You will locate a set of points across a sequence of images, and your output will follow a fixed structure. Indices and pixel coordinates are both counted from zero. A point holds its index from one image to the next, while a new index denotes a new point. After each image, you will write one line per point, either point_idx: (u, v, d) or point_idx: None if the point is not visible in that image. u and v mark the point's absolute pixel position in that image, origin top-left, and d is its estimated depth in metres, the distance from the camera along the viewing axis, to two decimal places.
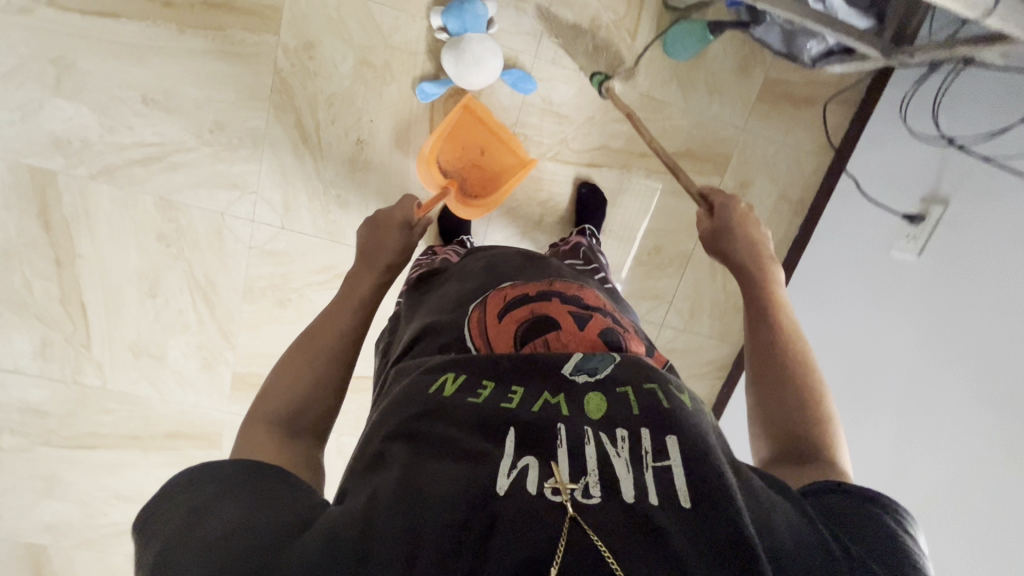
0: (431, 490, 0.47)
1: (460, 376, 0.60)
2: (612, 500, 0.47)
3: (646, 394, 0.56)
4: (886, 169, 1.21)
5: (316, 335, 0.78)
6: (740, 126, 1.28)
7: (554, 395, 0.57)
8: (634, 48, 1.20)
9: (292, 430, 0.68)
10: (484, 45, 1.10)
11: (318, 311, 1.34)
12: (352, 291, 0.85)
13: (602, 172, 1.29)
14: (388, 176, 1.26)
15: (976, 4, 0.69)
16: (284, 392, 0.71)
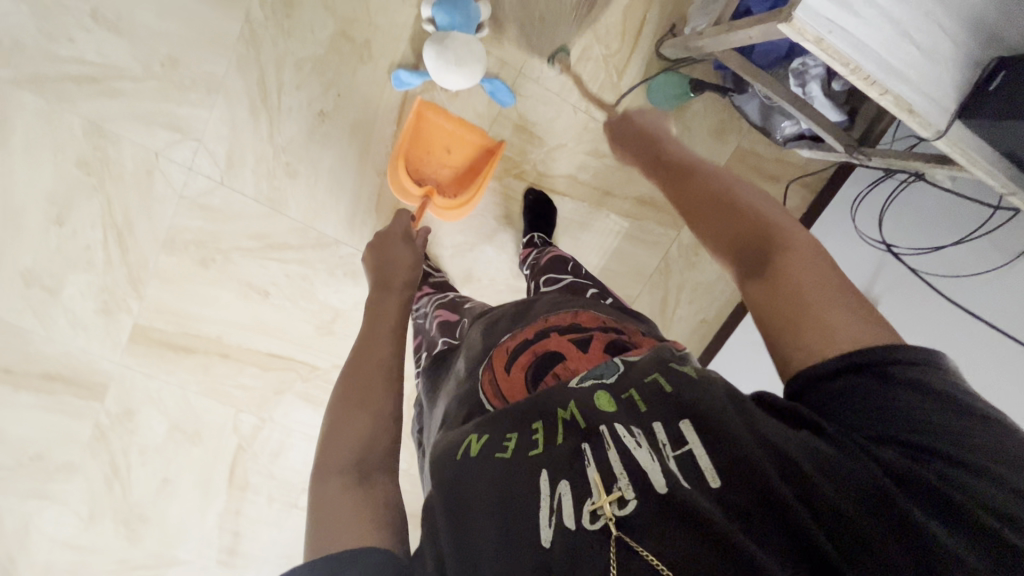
0: (491, 556, 0.53)
1: (483, 435, 0.62)
2: (646, 504, 0.52)
3: (653, 387, 0.61)
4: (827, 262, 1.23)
5: (361, 361, 0.78)
6: None
7: (570, 414, 0.61)
8: (618, 87, 1.20)
9: (366, 469, 0.66)
10: (468, 49, 1.07)
11: (242, 278, 1.26)
12: (381, 316, 0.87)
13: (564, 200, 1.28)
14: (346, 156, 1.20)
15: (930, 124, 0.67)
16: (349, 430, 0.69)
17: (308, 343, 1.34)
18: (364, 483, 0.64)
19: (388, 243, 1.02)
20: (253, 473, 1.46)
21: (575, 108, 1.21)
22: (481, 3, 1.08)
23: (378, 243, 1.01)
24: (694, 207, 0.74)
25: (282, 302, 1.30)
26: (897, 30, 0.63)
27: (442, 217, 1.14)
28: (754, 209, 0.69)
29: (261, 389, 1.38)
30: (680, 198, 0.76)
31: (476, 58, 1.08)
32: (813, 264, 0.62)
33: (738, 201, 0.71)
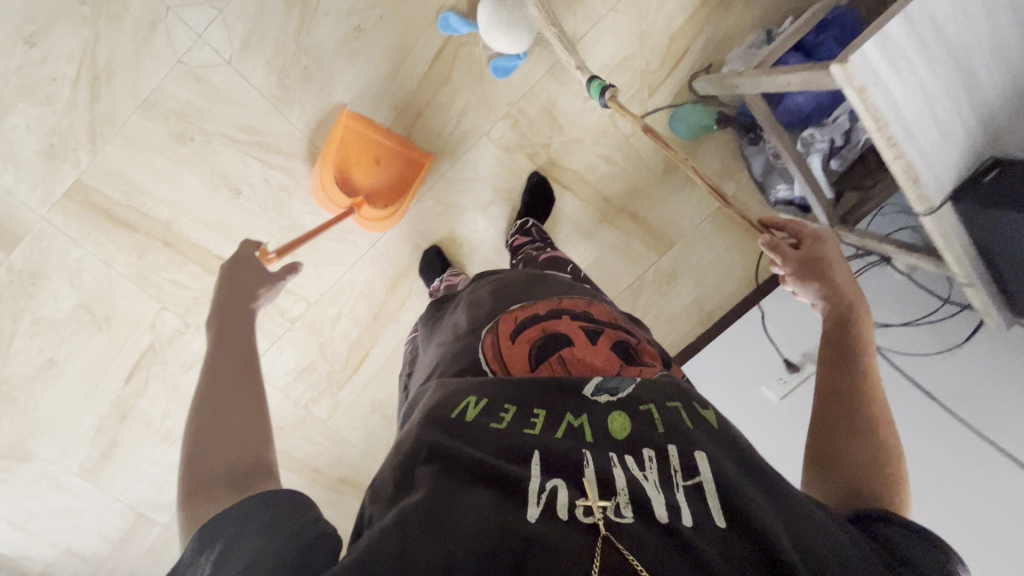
0: (460, 524, 0.49)
1: (482, 400, 0.63)
2: (642, 519, 0.51)
3: (669, 416, 0.61)
4: (792, 319, 1.32)
5: (224, 374, 0.69)
6: (694, 223, 1.37)
7: (577, 417, 0.61)
8: (646, 105, 1.25)
9: (241, 479, 0.59)
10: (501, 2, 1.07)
11: (216, 169, 1.17)
12: (239, 329, 0.75)
13: (565, 194, 1.30)
14: (366, 79, 1.15)
15: (924, 199, 0.75)
16: (215, 444, 0.61)
17: None
18: (238, 490, 0.58)
19: (246, 265, 0.82)
20: (154, 381, 1.31)
21: (601, 109, 1.24)
22: None
23: (230, 265, 0.82)
24: (831, 407, 0.69)
25: (251, 207, 1.21)
26: (930, 105, 0.69)
27: (370, 228, 1.20)
28: (872, 452, 0.64)
29: (197, 292, 1.26)
30: (824, 390, 0.72)
31: (523, 27, 1.09)
32: None
33: (867, 428, 0.66)
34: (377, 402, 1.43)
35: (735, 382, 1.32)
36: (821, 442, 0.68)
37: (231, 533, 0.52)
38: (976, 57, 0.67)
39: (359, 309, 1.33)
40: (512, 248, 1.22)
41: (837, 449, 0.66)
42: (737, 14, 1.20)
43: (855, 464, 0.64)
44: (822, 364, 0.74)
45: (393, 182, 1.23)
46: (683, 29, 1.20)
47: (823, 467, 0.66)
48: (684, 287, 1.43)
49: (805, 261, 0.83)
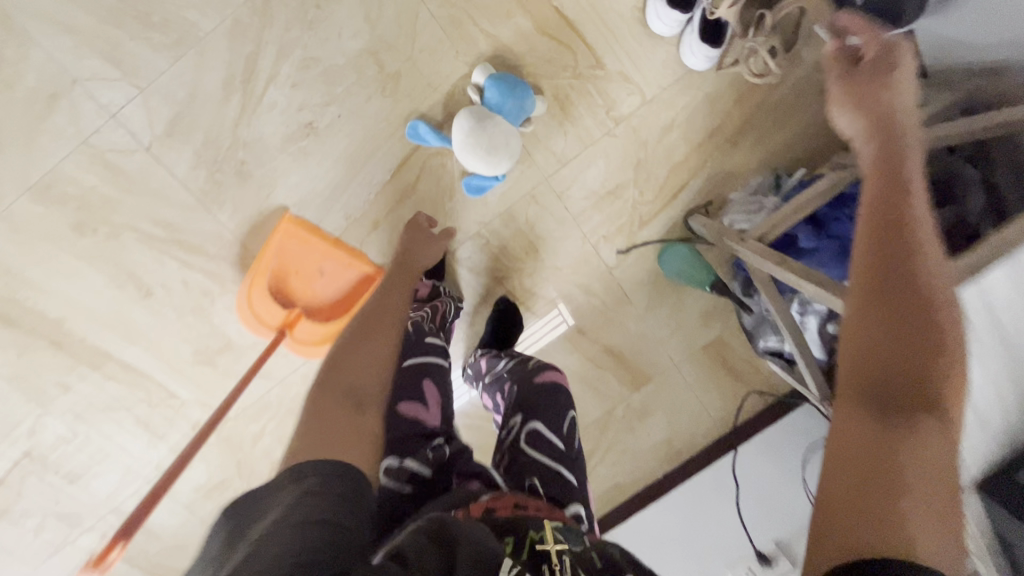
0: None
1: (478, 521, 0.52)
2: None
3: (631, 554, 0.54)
4: (769, 498, 1.21)
5: (356, 345, 0.66)
6: (673, 360, 1.24)
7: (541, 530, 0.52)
8: (635, 236, 1.11)
9: (359, 401, 0.60)
10: (480, 115, 0.91)
11: (122, 264, 0.98)
12: (383, 310, 0.73)
13: (535, 322, 1.15)
14: (315, 180, 0.99)
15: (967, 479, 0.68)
16: (355, 369, 0.63)
17: (176, 365, 1.07)
18: (357, 410, 0.58)
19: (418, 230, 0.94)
20: (28, 493, 1.11)
21: (585, 237, 1.10)
22: (539, 100, 0.97)
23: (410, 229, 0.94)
24: (881, 285, 0.46)
25: (164, 309, 1.03)
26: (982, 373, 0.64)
27: (303, 351, 1.04)
28: (912, 361, 0.43)
29: (88, 397, 1.07)
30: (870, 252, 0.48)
31: (505, 151, 0.93)
32: (932, 468, 0.39)
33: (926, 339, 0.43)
34: None
35: (697, 552, 1.22)
36: (857, 334, 0.45)
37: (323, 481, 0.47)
38: None
39: (287, 426, 1.16)
40: (478, 365, 1.04)
41: (882, 343, 0.44)
42: (745, 152, 1.07)
43: (902, 370, 0.42)
44: (864, 222, 0.50)
45: (338, 296, 1.07)
46: (683, 161, 1.07)
47: (857, 365, 0.44)
48: (656, 424, 1.29)
49: (874, 117, 0.61)
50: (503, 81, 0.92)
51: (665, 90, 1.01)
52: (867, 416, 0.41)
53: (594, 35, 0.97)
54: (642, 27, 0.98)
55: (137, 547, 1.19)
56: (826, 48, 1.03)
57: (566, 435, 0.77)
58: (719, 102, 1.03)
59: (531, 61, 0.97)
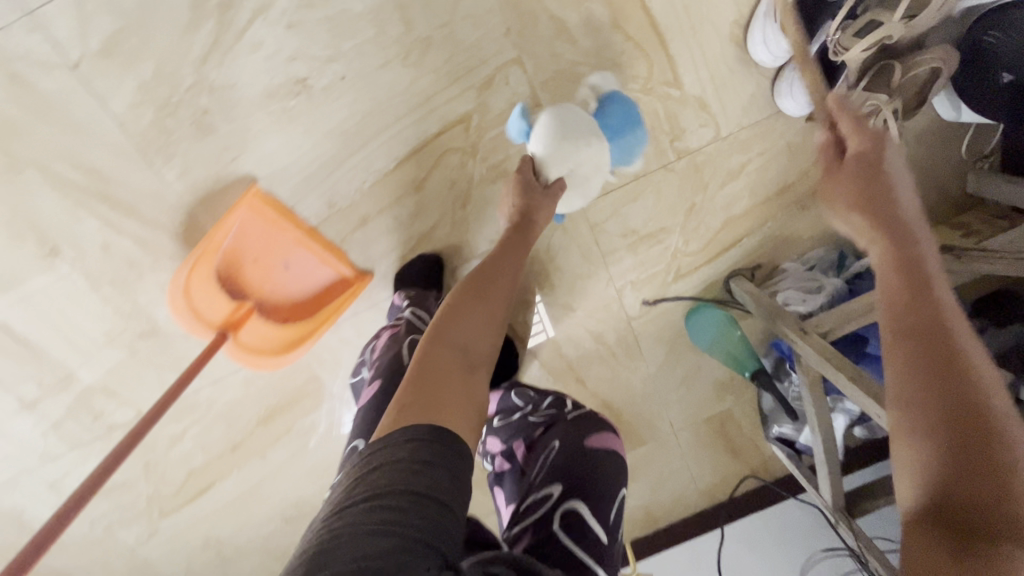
0: None
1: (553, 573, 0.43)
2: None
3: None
4: None
5: (467, 309, 0.61)
6: (674, 428, 1.10)
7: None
8: (666, 289, 0.95)
9: (469, 363, 0.57)
10: (582, 127, 0.71)
11: (22, 211, 0.76)
12: (495, 270, 0.67)
13: (532, 363, 0.99)
14: (297, 153, 0.77)
15: None
16: (466, 325, 0.60)
17: (82, 344, 0.85)
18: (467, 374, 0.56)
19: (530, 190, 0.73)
20: None
21: (610, 280, 0.93)
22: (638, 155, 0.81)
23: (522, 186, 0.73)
24: (925, 413, 0.42)
25: (73, 276, 0.80)
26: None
27: (250, 361, 0.84)
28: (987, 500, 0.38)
29: None
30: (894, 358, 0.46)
31: (573, 185, 0.75)
32: None
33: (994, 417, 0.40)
34: (212, 540, 1.06)
35: None
36: (904, 421, 0.43)
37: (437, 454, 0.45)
38: None
39: (214, 433, 0.96)
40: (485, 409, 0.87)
41: (963, 478, 0.39)
42: (811, 220, 0.92)
43: (956, 495, 0.39)
44: (889, 325, 0.48)
45: (305, 297, 0.87)
46: (742, 215, 0.91)
47: (929, 468, 0.41)
48: (637, 488, 1.16)
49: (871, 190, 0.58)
50: (623, 116, 0.75)
51: (743, 130, 0.84)
52: (941, 507, 0.39)
53: (677, 46, 0.79)
54: (734, 48, 0.80)
55: (5, 541, 0.98)
56: (932, 118, 0.87)
57: (611, 526, 0.62)
58: (800, 157, 0.87)
59: (594, 61, 0.78)
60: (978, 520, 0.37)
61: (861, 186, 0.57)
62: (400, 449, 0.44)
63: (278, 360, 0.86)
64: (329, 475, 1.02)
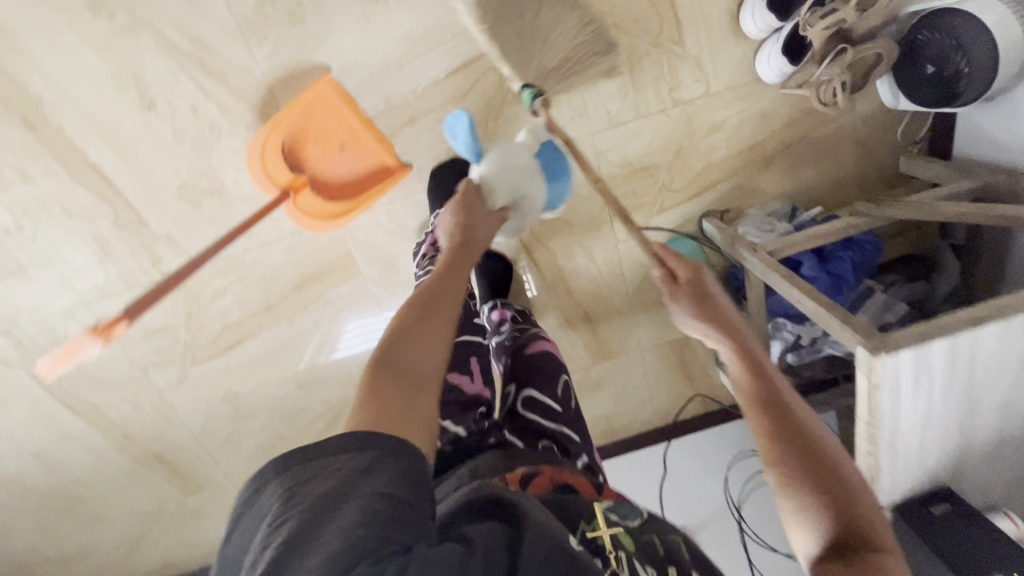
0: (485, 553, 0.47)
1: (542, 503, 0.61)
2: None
3: (668, 544, 0.60)
4: (691, 485, 1.32)
5: (415, 328, 0.66)
6: (640, 346, 1.29)
7: (591, 522, 0.60)
8: (650, 219, 1.14)
9: (415, 380, 0.61)
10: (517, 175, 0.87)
11: (131, 65, 0.90)
12: (435, 293, 0.71)
13: (531, 269, 1.17)
14: (367, 52, 0.94)
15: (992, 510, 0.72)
16: (404, 347, 0.64)
17: (156, 193, 0.99)
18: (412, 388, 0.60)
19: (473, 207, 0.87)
20: None
21: (605, 204, 1.11)
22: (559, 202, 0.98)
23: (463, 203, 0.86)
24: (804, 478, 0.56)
25: (162, 130, 0.95)
26: (869, 440, 0.66)
27: (300, 220, 0.99)
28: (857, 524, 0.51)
29: (46, 195, 0.97)
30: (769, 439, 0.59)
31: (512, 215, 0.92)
32: None
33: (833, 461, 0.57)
34: (232, 393, 1.22)
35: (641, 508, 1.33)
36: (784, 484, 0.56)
37: (388, 453, 0.50)
38: (981, 412, 0.65)
39: (252, 293, 1.11)
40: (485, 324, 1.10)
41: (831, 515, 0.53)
42: (773, 176, 1.13)
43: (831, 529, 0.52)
44: (757, 425, 0.61)
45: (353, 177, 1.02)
46: (719, 163, 1.10)
47: (822, 513, 0.53)
48: (603, 399, 1.36)
49: (708, 304, 0.71)
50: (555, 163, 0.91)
51: (728, 90, 1.04)
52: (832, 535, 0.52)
53: (685, 12, 0.98)
54: (729, 20, 0.99)
55: None
56: (877, 103, 1.09)
57: (562, 398, 0.84)
58: (770, 120, 1.07)
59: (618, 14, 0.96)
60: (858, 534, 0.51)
61: (700, 308, 0.71)
62: (347, 459, 0.49)
63: (323, 226, 1.02)
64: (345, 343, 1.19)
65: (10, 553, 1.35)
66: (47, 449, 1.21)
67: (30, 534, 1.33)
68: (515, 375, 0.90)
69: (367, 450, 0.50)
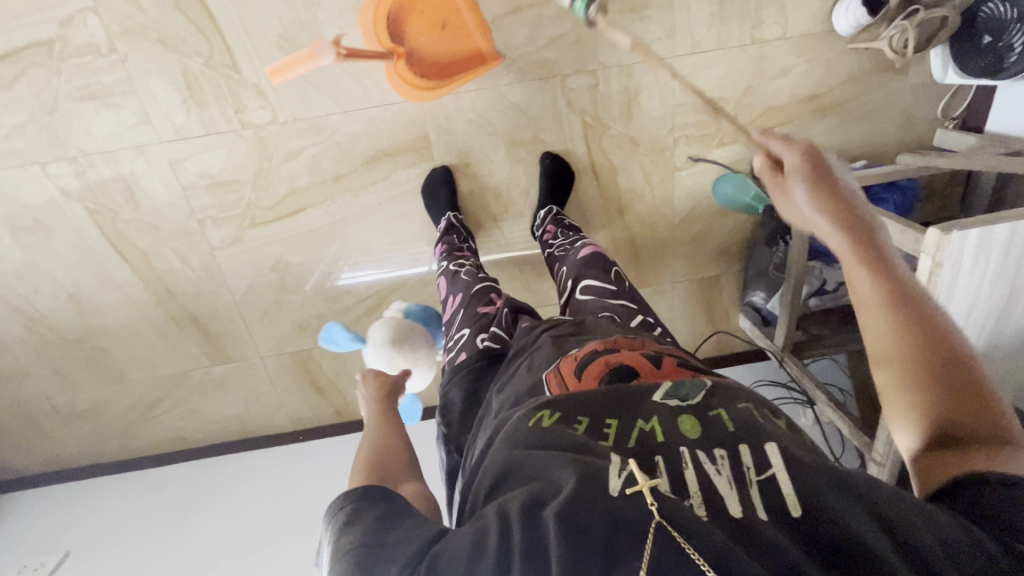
0: (471, 540, 0.43)
1: (562, 412, 0.52)
2: (717, 520, 0.40)
3: (740, 416, 0.50)
4: None
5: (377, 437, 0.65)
6: (674, 278, 1.37)
7: (648, 421, 0.49)
8: (709, 151, 1.22)
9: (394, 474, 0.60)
10: (401, 337, 0.98)
11: None
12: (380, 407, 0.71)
13: (590, 182, 1.23)
14: None
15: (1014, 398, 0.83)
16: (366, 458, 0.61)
17: (255, 39, 1.01)
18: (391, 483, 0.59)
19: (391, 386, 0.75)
20: (26, 83, 1.01)
21: (671, 129, 1.18)
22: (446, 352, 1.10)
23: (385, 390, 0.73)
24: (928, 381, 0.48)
25: None
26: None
27: (396, 85, 1.04)
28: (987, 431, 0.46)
29: (147, 21, 0.98)
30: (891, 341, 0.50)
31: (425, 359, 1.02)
32: None
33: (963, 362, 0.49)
34: (282, 263, 1.23)
35: None
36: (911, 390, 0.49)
37: (362, 502, 0.51)
38: (1014, 309, 0.75)
39: (325, 160, 1.13)
40: (541, 235, 1.15)
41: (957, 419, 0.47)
42: (825, 128, 1.22)
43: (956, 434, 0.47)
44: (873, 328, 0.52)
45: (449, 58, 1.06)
46: (780, 108, 1.19)
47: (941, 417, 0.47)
48: None
49: (827, 189, 0.56)
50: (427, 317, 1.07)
51: (801, 38, 1.13)
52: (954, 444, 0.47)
53: None
54: None
55: (113, 202, 1.12)
56: (925, 76, 1.19)
57: (616, 280, 0.90)
58: (832, 74, 1.17)
59: None
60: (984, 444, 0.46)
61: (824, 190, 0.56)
62: (334, 519, 0.51)
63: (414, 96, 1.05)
64: (403, 228, 1.22)
65: (19, 401, 1.32)
66: (85, 292, 1.20)
67: (45, 383, 1.30)
68: (573, 267, 0.97)
69: (345, 506, 0.51)
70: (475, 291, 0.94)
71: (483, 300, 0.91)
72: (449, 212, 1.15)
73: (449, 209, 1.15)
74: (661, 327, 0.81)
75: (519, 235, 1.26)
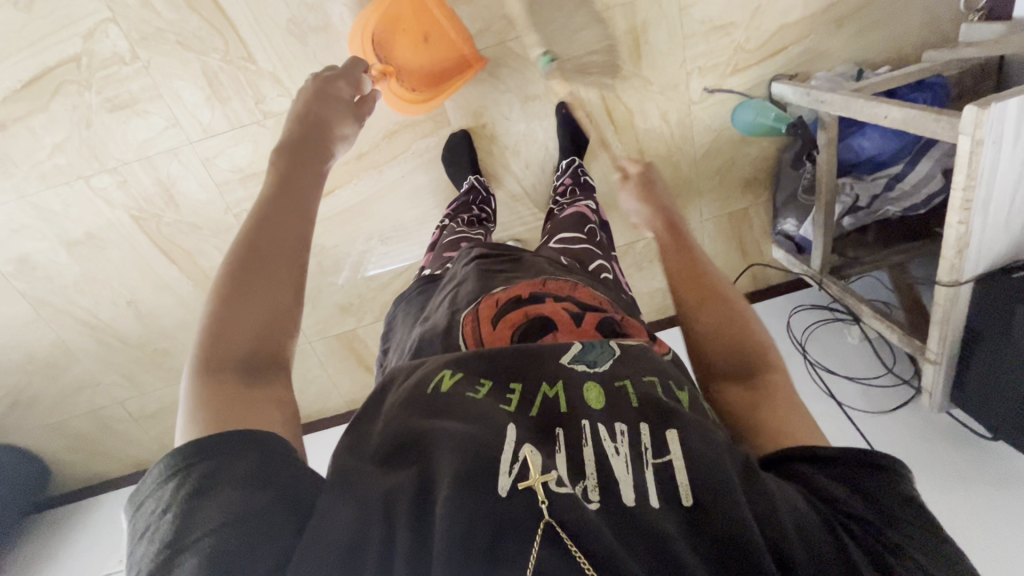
0: (330, 525, 0.39)
1: (459, 371, 0.51)
2: (607, 512, 0.40)
3: (644, 389, 0.50)
4: None
5: (245, 294, 0.49)
6: (702, 216, 1.36)
7: (553, 387, 0.49)
8: (723, 81, 1.20)
9: (257, 365, 0.47)
10: None
11: None
12: (269, 241, 0.52)
13: (606, 129, 1.23)
14: None
15: None
16: (238, 323, 0.48)
17: (266, 28, 1.04)
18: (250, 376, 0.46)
19: (332, 94, 0.71)
20: (60, 101, 1.06)
21: (684, 62, 1.17)
22: None
23: (319, 91, 0.70)
24: (710, 312, 0.63)
25: None
26: (963, 204, 0.73)
27: (394, 103, 1.05)
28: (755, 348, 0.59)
29: (164, 24, 1.02)
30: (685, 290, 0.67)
31: None
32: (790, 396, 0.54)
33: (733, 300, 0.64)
34: (318, 247, 1.27)
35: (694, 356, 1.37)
36: (702, 326, 0.63)
37: (213, 466, 0.40)
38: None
39: None
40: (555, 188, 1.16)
41: (729, 340, 0.60)
42: (843, 40, 1.19)
43: (730, 353, 0.60)
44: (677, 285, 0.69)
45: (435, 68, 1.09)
46: (794, 25, 1.16)
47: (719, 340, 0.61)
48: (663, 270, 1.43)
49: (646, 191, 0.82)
50: None
51: None
52: (732, 360, 0.59)
53: None
54: None
55: (154, 206, 1.17)
56: None
57: (588, 233, 0.92)
58: None
59: None
60: (750, 355, 0.59)
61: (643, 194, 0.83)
62: (163, 494, 0.40)
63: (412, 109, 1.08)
64: (429, 198, 1.25)
65: (93, 410, 1.41)
66: (141, 297, 1.27)
67: (116, 389, 1.39)
68: (555, 224, 0.98)
69: (185, 475, 0.40)
70: (448, 242, 0.97)
71: (454, 247, 0.94)
72: (470, 177, 1.16)
73: (470, 172, 1.17)
74: (610, 276, 0.82)
75: (542, 191, 1.27)
